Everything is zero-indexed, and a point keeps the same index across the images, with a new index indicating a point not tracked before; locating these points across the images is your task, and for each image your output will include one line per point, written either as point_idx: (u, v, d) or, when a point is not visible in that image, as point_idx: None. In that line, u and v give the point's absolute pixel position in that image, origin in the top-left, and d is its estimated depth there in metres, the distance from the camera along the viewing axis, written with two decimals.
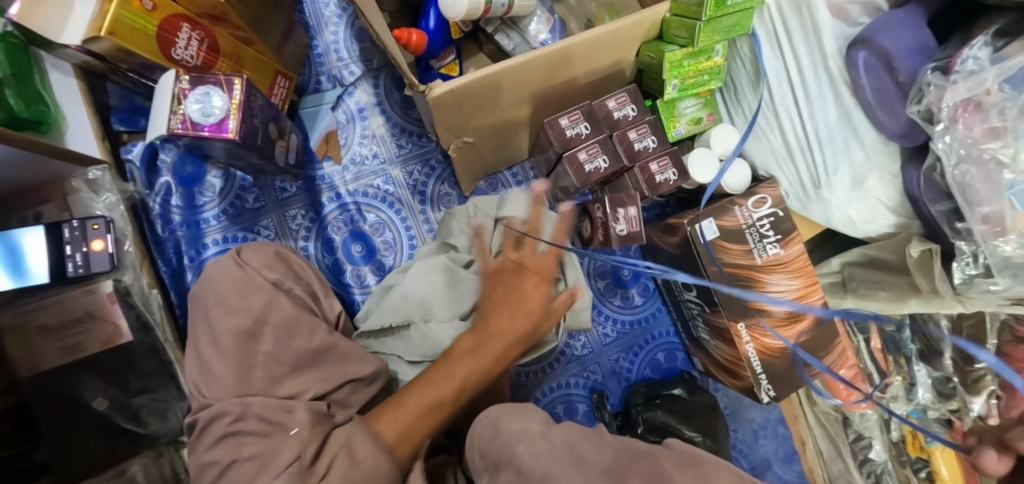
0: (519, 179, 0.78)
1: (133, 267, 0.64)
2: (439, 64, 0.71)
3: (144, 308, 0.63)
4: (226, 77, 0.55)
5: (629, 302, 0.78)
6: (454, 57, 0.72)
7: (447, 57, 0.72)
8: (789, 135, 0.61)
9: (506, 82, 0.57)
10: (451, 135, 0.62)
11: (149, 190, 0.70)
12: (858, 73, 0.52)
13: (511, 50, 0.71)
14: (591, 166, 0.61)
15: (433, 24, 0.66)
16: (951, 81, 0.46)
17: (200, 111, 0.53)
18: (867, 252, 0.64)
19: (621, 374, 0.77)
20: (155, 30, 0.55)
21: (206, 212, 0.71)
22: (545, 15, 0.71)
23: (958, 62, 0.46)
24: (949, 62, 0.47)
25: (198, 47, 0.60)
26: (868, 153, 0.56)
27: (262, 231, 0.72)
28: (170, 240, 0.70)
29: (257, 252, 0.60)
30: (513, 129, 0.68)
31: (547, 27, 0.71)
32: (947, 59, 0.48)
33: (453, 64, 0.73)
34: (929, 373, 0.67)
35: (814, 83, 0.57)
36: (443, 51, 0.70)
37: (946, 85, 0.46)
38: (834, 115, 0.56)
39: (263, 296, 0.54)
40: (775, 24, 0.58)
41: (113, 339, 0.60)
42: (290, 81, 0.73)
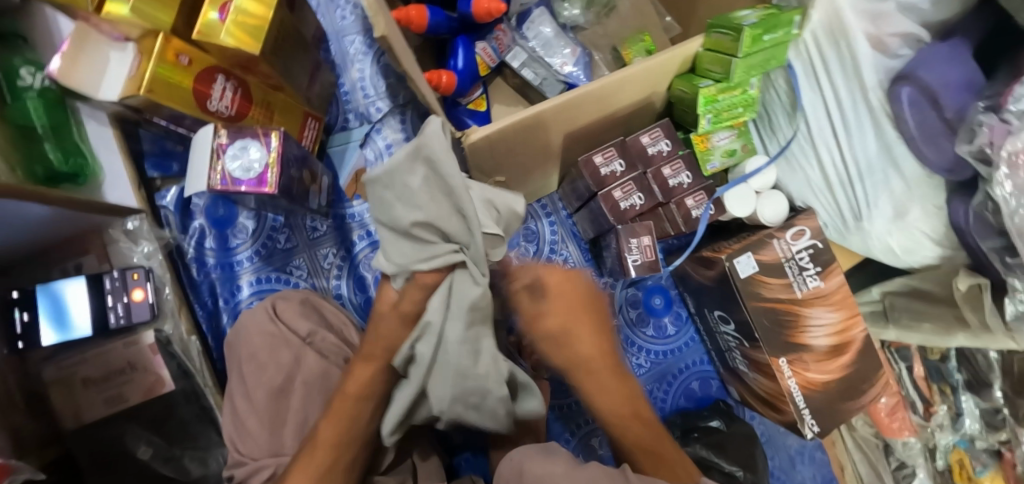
0: (548, 211, 0.77)
1: (173, 315, 0.64)
2: (467, 100, 0.72)
3: (183, 356, 0.63)
4: (262, 130, 0.55)
5: (662, 332, 0.78)
6: (481, 92, 0.73)
7: (474, 93, 0.72)
8: (827, 167, 0.60)
9: (544, 124, 0.57)
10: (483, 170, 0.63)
11: (183, 235, 0.71)
12: (901, 108, 0.52)
13: (539, 84, 0.70)
14: (626, 203, 0.61)
15: (462, 64, 0.67)
16: (1005, 121, 0.45)
17: (237, 164, 0.54)
18: (910, 283, 0.63)
19: (655, 405, 0.76)
20: (190, 83, 0.56)
21: (239, 254, 0.72)
22: (572, 46, 0.70)
23: (1011, 100, 0.45)
24: (1001, 100, 0.47)
25: (232, 96, 0.61)
26: (911, 185, 0.55)
27: (295, 270, 0.73)
28: (205, 283, 0.70)
29: (286, 301, 0.61)
30: (545, 166, 0.68)
31: (573, 59, 0.70)
32: (998, 98, 0.47)
33: (480, 98, 0.74)
34: (976, 404, 0.65)
35: (852, 118, 0.56)
36: (471, 88, 0.71)
37: (1014, 131, 0.44)
38: (875, 148, 0.56)
39: (292, 352, 0.56)
40: (810, 57, 0.58)
41: (156, 389, 0.59)
42: (319, 122, 0.74)
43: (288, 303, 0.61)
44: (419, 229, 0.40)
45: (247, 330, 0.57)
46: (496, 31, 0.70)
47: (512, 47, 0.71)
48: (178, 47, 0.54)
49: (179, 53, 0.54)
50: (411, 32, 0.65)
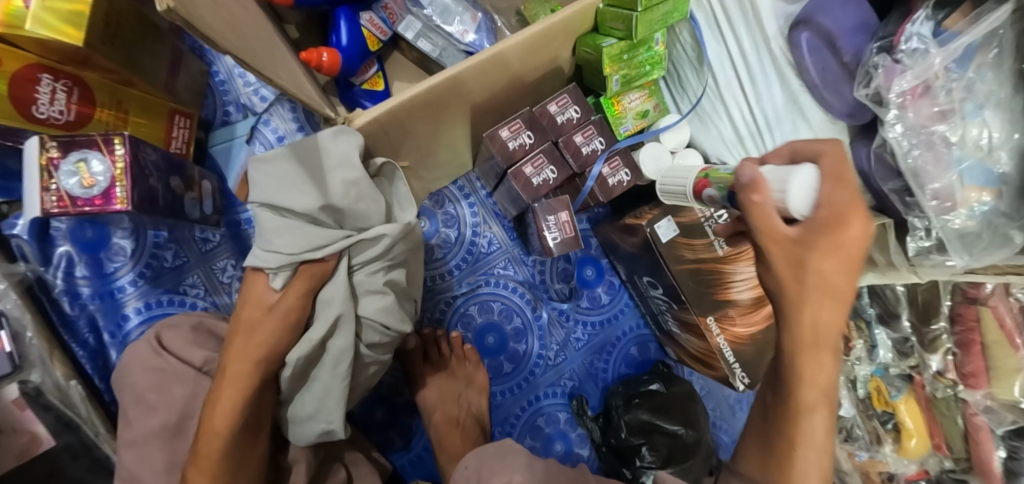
0: (466, 192, 0.72)
1: (41, 361, 0.55)
2: (360, 80, 0.65)
3: (64, 406, 0.54)
4: (102, 136, 0.47)
5: (596, 303, 0.76)
6: (376, 69, 0.66)
7: (369, 71, 0.65)
8: (737, 121, 0.58)
9: (444, 101, 0.53)
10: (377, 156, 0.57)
11: (45, 266, 0.61)
12: (801, 55, 0.51)
13: (437, 56, 0.65)
14: (538, 179, 0.57)
15: (346, 41, 0.60)
16: (897, 61, 0.45)
17: (75, 180, 0.45)
18: None
19: (597, 376, 0.76)
20: (8, 89, 0.46)
21: (119, 279, 0.63)
22: (470, 12, 0.63)
23: (902, 40, 0.45)
24: (894, 40, 0.46)
25: (67, 100, 0.51)
26: (818, 134, 0.55)
27: (189, 289, 0.65)
28: (82, 318, 0.62)
29: (176, 329, 0.53)
30: (451, 143, 0.63)
31: (475, 26, 0.63)
32: (891, 38, 0.46)
33: (377, 76, 0.67)
34: (888, 335, 0.68)
35: (757, 68, 0.55)
36: (363, 65, 0.64)
37: (903, 70, 0.44)
38: (781, 98, 0.55)
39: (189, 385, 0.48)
40: (713, 5, 0.55)
41: (32, 448, 0.50)
42: (190, 119, 0.65)
43: (177, 332, 0.53)
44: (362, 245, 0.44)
45: (129, 367, 0.50)
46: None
47: (404, 16, 0.64)
48: None
49: None
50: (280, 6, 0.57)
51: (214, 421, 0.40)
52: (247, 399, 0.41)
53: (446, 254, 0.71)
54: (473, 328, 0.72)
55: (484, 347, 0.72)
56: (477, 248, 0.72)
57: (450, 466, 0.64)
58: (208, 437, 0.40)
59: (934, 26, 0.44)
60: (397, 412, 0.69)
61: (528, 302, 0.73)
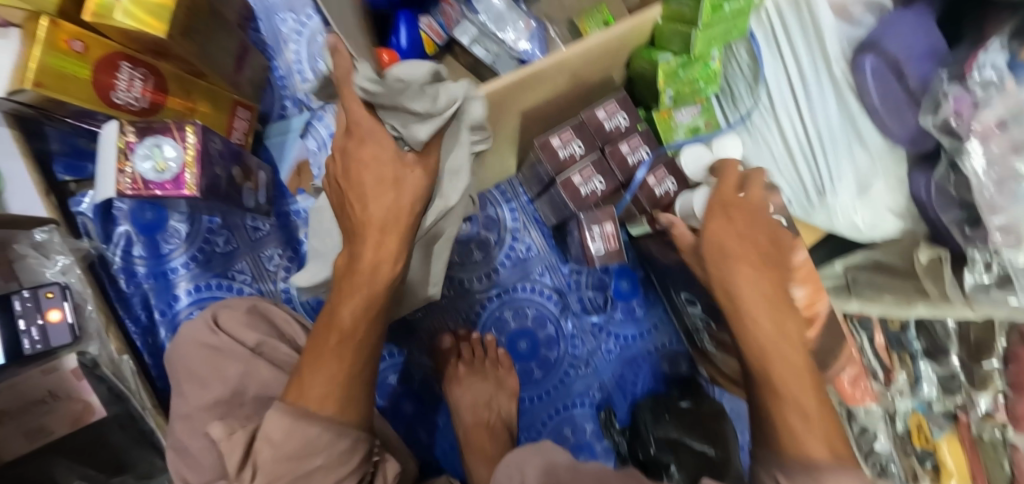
0: (508, 197, 0.73)
1: (98, 334, 0.57)
2: None
3: (115, 378, 0.57)
4: (176, 124, 0.49)
5: (630, 315, 0.76)
6: (429, 72, 0.69)
7: (422, 72, 0.68)
8: (790, 141, 0.58)
9: (501, 104, 0.53)
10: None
11: (106, 244, 0.64)
12: (864, 79, 0.50)
13: (491, 63, 0.66)
14: (586, 189, 0.58)
15: (405, 43, 0.66)
16: (969, 90, 0.44)
17: (148, 163, 0.47)
18: (872, 257, 0.63)
19: (626, 389, 0.75)
20: (90, 74, 0.49)
21: (172, 261, 0.66)
22: (524, 20, 0.64)
23: (974, 69, 0.44)
24: (964, 69, 0.45)
25: (142, 87, 0.54)
26: (875, 157, 0.54)
27: (237, 275, 0.67)
28: (137, 296, 0.64)
29: (234, 312, 0.56)
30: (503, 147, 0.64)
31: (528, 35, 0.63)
32: (961, 66, 0.46)
33: None
34: (934, 370, 0.65)
35: (816, 89, 0.54)
36: (419, 66, 0.70)
37: (981, 103, 0.43)
38: (838, 120, 0.54)
39: (240, 365, 0.50)
40: (774, 23, 0.55)
41: (85, 417, 0.54)
42: (251, 111, 0.68)
43: (233, 312, 0.56)
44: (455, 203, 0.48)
45: (185, 344, 0.52)
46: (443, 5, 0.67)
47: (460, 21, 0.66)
48: (69, 31, 0.46)
49: (73, 38, 0.47)
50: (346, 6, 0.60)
51: (327, 335, 0.38)
52: (369, 305, 0.38)
53: (485, 256, 0.72)
54: (506, 331, 0.72)
55: (516, 351, 0.73)
56: (516, 252, 0.72)
57: (478, 467, 0.64)
58: (332, 337, 0.37)
59: (1011, 56, 0.43)
60: (426, 409, 0.70)
61: (562, 310, 0.73)
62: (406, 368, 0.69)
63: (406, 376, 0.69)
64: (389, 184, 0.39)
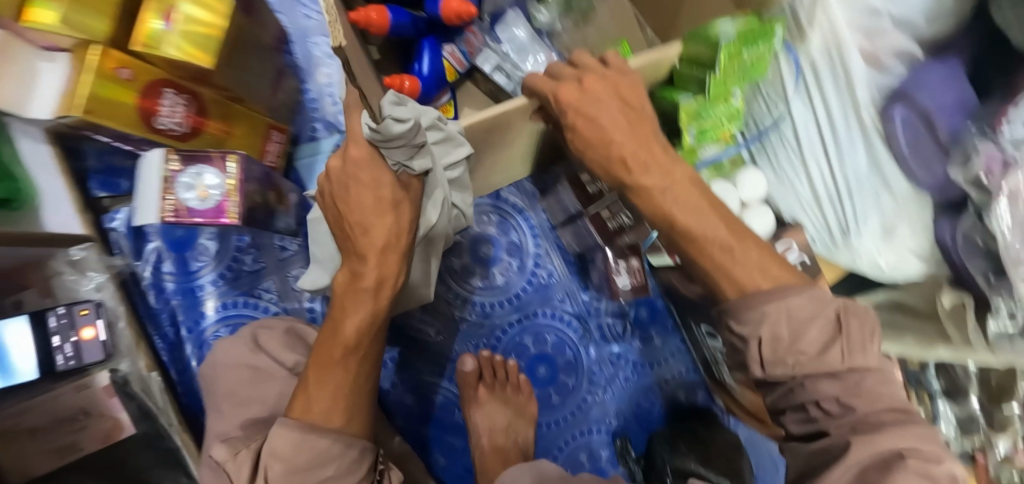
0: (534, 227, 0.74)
1: (129, 352, 0.58)
2: (435, 104, 0.68)
3: (144, 395, 0.58)
4: (219, 153, 0.50)
5: (648, 343, 0.76)
6: (449, 98, 0.69)
7: (442, 98, 0.69)
8: (816, 182, 0.59)
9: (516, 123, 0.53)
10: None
11: (138, 260, 0.65)
12: (894, 128, 0.51)
13: (512, 90, 0.67)
14: (612, 223, 0.60)
15: (426, 69, 0.63)
16: (1000, 148, 0.44)
17: (192, 193, 0.50)
18: (893, 296, 0.63)
19: (642, 417, 0.75)
20: (135, 100, 0.50)
21: (201, 278, 0.67)
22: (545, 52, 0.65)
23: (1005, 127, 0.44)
24: (996, 126, 0.45)
25: (184, 113, 0.55)
26: (900, 203, 0.55)
27: (264, 294, 0.68)
28: (165, 312, 0.65)
29: (270, 333, 0.56)
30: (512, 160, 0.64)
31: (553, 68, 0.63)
32: (992, 124, 0.46)
33: (449, 103, 0.70)
34: (953, 411, 0.65)
35: (844, 134, 0.54)
36: (438, 92, 0.67)
37: (1012, 162, 0.43)
38: (865, 165, 0.55)
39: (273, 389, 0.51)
40: (802, 66, 0.55)
41: (114, 433, 0.55)
42: (283, 134, 0.69)
43: (272, 334, 0.57)
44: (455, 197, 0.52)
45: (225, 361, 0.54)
46: (467, 33, 0.67)
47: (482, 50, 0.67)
48: (118, 59, 0.48)
49: (121, 66, 0.48)
50: (374, 35, 0.61)
51: (339, 346, 0.40)
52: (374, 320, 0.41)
53: (507, 281, 0.72)
54: (526, 356, 0.73)
55: (535, 376, 0.74)
56: (538, 279, 0.73)
57: None
58: (337, 349, 0.39)
59: None
60: (444, 430, 0.70)
61: (581, 337, 0.74)
62: (426, 391, 0.70)
63: (426, 398, 0.70)
64: (388, 205, 0.39)
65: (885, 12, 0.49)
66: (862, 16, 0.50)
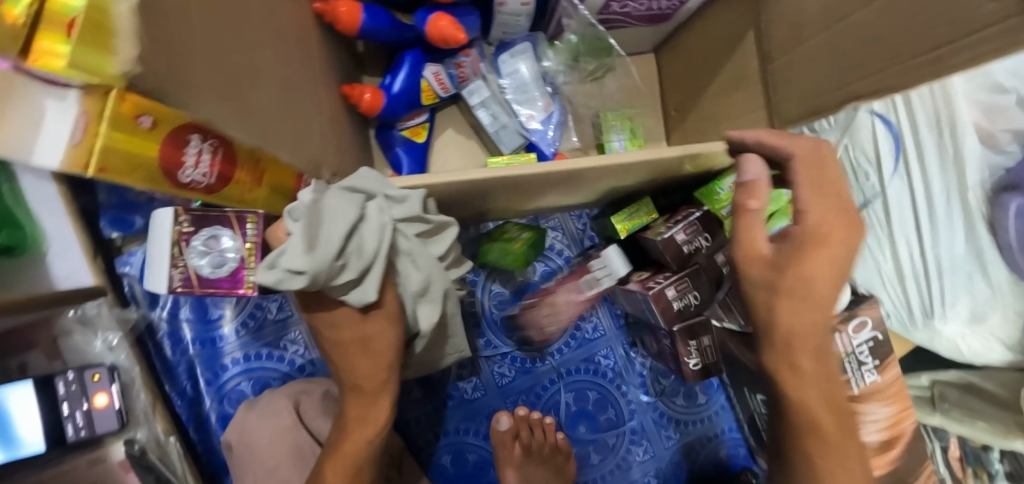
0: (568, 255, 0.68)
1: (145, 417, 0.53)
2: (404, 125, 0.59)
3: (163, 465, 0.53)
4: (237, 214, 0.45)
5: (693, 401, 0.72)
6: (425, 119, 0.60)
7: (416, 118, 0.59)
8: (903, 260, 0.53)
9: (591, 177, 0.49)
10: (471, 204, 0.55)
11: (152, 307, 0.60)
12: (1004, 217, 0.47)
13: (494, 132, 0.59)
14: (680, 303, 0.53)
15: (397, 88, 0.54)
16: None
17: (206, 260, 0.45)
18: (966, 377, 0.60)
19: (683, 477, 0.71)
20: (157, 153, 0.44)
21: (222, 328, 0.61)
22: (546, 98, 0.60)
23: None
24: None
25: (211, 160, 0.49)
26: (996, 291, 0.51)
27: (290, 346, 0.62)
28: (182, 364, 0.60)
29: (314, 395, 0.55)
30: (551, 202, 0.58)
31: (544, 113, 0.59)
32: None
33: (422, 125, 0.61)
34: None
35: (943, 213, 0.50)
36: (412, 112, 0.58)
37: None
38: (961, 247, 0.51)
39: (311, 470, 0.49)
40: (903, 139, 0.50)
41: None
42: None
43: (311, 400, 0.55)
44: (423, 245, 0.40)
45: (260, 425, 0.53)
46: (461, 55, 0.57)
47: (474, 80, 0.58)
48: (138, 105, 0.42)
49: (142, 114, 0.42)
50: (343, 35, 0.51)
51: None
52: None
53: (552, 334, 0.68)
54: (566, 413, 0.69)
55: (574, 434, 0.70)
56: (582, 332, 0.69)
57: None
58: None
59: None
60: None
61: (623, 394, 0.70)
62: (461, 450, 0.66)
63: (460, 458, 0.66)
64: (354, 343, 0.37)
65: (1015, 90, 0.45)
66: (985, 92, 0.45)
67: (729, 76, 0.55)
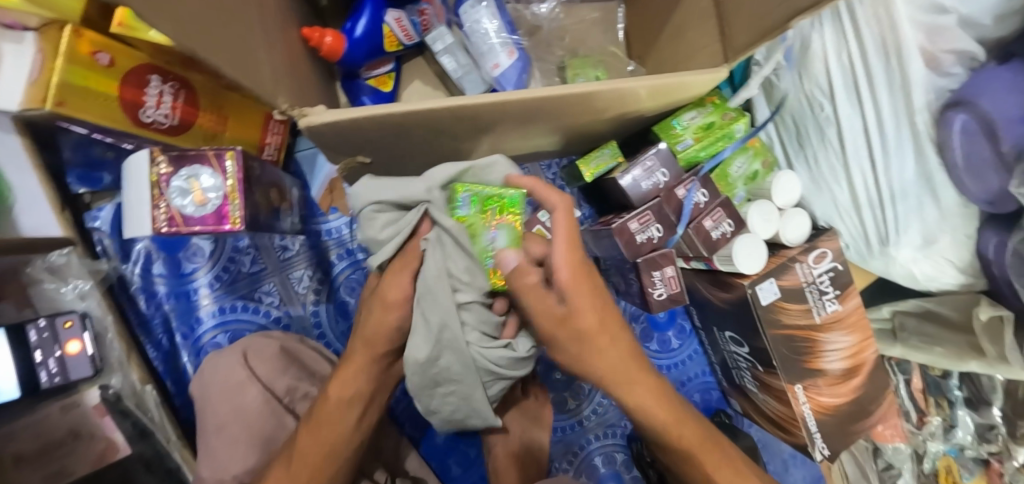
0: None
1: (120, 366, 0.55)
2: (369, 74, 0.60)
3: (140, 412, 0.53)
4: (215, 151, 0.44)
5: (666, 346, 0.74)
6: (390, 68, 0.61)
7: (380, 67, 0.60)
8: (858, 190, 0.55)
9: (542, 111, 0.49)
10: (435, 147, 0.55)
11: (125, 262, 0.60)
12: (949, 136, 0.49)
13: (459, 77, 0.60)
14: (643, 236, 0.54)
15: (360, 33, 0.54)
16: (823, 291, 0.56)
17: (188, 198, 0.43)
18: (924, 305, 0.62)
19: None
20: (117, 91, 0.45)
21: (195, 281, 0.62)
22: (507, 46, 0.57)
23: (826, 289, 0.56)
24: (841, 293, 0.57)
25: (173, 102, 0.49)
26: (945, 214, 0.53)
27: (264, 297, 0.63)
28: (157, 318, 0.61)
29: (262, 349, 0.55)
30: (522, 144, 0.60)
31: (509, 62, 0.58)
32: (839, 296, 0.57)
33: (388, 75, 0.62)
34: (972, 419, 0.64)
35: (893, 136, 0.51)
36: (375, 60, 0.59)
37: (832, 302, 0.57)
38: (912, 173, 0.52)
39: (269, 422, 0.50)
40: (852, 66, 0.51)
41: (108, 456, 0.50)
42: (285, 124, 0.61)
43: (261, 354, 0.54)
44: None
45: (214, 381, 0.52)
46: (423, 4, 0.60)
47: (437, 27, 0.59)
48: (95, 41, 0.43)
49: (98, 50, 0.43)
50: None
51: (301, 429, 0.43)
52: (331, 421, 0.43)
53: None
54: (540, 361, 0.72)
55: (550, 380, 0.72)
56: None
57: None
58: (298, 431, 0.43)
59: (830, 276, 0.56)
60: (458, 439, 0.68)
61: None
62: None
63: None
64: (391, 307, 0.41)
65: (954, 10, 0.46)
66: (925, 12, 0.46)
67: (688, 12, 0.55)
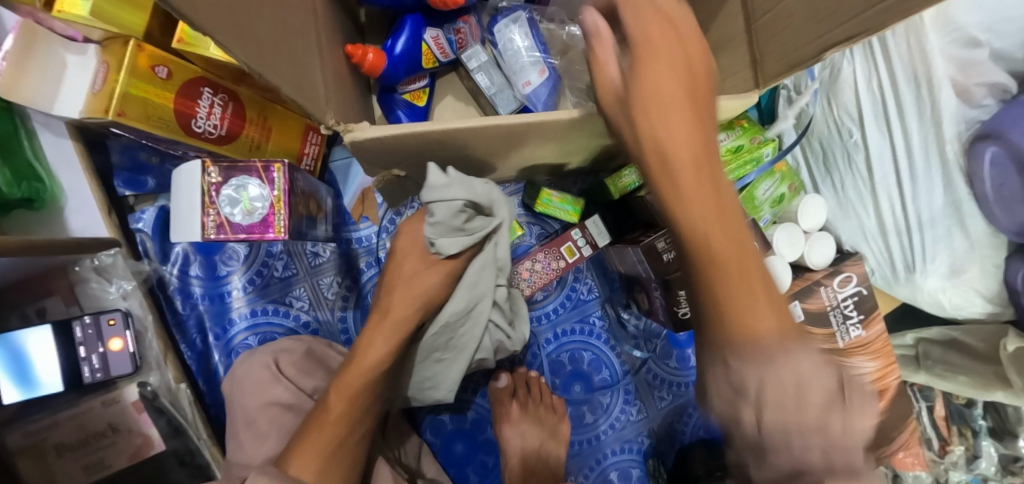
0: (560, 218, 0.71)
1: (158, 365, 0.56)
2: (405, 89, 0.61)
3: (174, 409, 0.55)
4: (263, 163, 0.46)
5: (685, 364, 0.73)
6: (424, 84, 0.63)
7: (416, 82, 0.62)
8: (885, 215, 0.55)
9: (576, 131, 0.50)
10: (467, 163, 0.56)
11: (163, 263, 0.62)
12: (980, 166, 0.50)
13: (492, 94, 0.61)
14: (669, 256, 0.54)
15: (399, 50, 0.56)
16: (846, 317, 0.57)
17: (236, 207, 0.45)
18: (949, 332, 0.61)
19: (674, 436, 0.73)
20: (172, 101, 0.47)
21: (230, 284, 0.63)
22: (541, 65, 0.59)
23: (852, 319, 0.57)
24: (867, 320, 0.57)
25: (222, 113, 0.51)
26: (973, 243, 0.54)
27: (295, 302, 0.65)
28: (192, 318, 0.63)
29: (291, 351, 0.56)
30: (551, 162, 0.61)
31: (540, 81, 0.59)
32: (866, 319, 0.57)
33: (422, 90, 0.63)
34: (997, 449, 0.63)
35: (921, 164, 0.52)
36: (412, 76, 0.61)
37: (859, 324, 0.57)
38: (940, 201, 0.53)
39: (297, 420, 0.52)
40: (881, 94, 0.51)
41: (143, 451, 0.53)
42: (321, 135, 0.63)
43: (291, 356, 0.55)
44: (465, 228, 0.45)
45: (244, 380, 0.53)
46: (459, 21, 0.61)
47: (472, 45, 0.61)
48: (154, 56, 0.45)
49: (157, 64, 0.45)
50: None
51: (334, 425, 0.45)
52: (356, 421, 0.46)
53: (546, 296, 0.72)
54: (559, 374, 0.73)
55: (569, 394, 0.73)
56: (577, 294, 0.72)
57: None
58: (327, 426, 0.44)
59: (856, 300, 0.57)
60: (475, 447, 0.69)
61: (617, 354, 0.72)
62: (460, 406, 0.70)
63: (459, 414, 0.70)
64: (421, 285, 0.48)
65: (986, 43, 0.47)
66: (959, 45, 0.47)
67: (718, 36, 0.57)
